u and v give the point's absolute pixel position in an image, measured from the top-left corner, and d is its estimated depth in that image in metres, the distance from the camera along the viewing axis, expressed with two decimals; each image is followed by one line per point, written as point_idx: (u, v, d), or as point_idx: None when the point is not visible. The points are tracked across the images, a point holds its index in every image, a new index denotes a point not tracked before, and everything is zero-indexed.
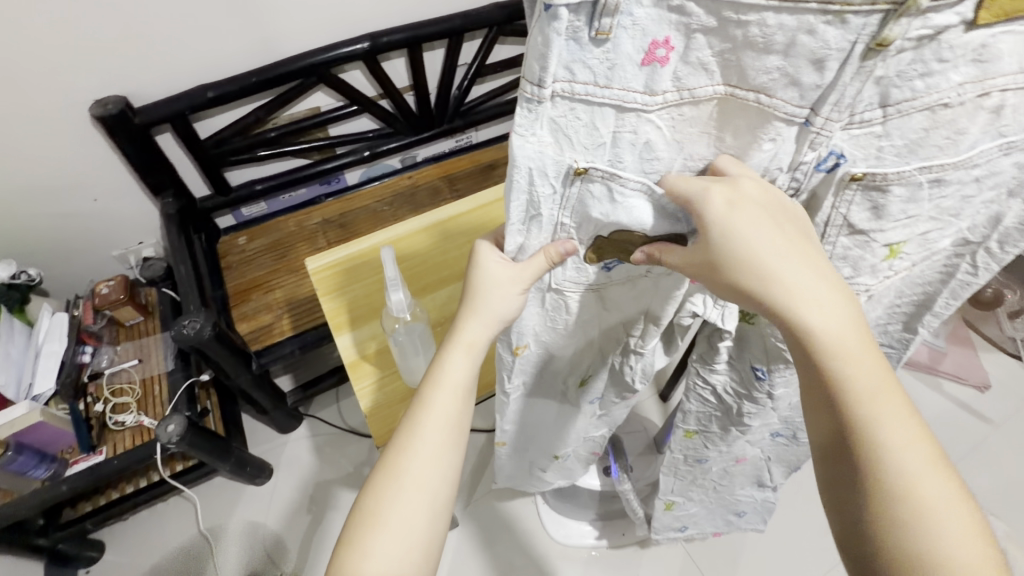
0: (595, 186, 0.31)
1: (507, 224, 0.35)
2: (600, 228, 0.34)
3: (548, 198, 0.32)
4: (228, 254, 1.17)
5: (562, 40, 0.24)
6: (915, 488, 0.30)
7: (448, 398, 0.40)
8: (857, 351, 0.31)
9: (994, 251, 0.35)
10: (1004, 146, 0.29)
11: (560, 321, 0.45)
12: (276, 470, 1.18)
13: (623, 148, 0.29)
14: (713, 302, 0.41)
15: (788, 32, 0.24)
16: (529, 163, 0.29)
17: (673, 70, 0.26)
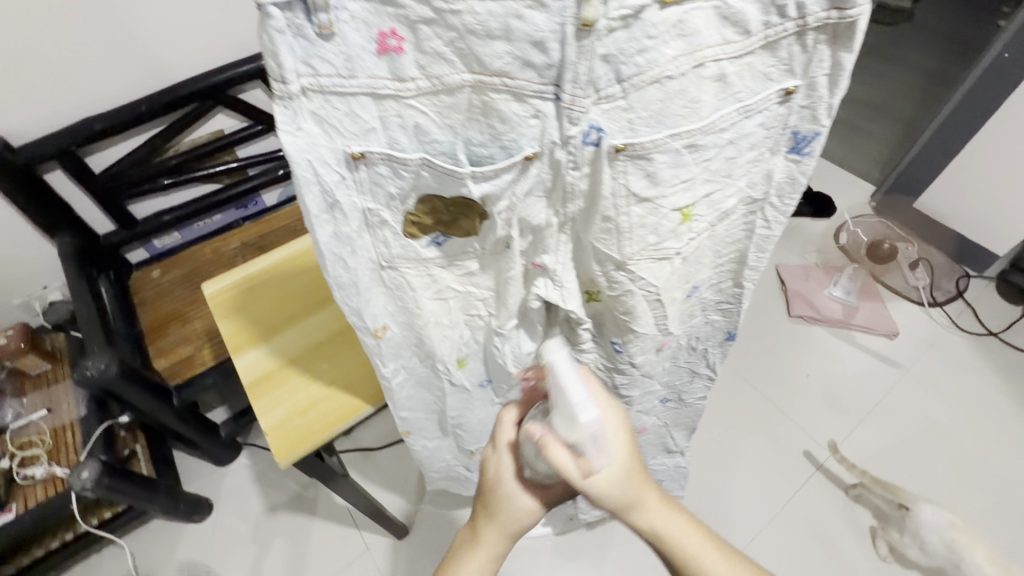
0: (381, 168, 0.29)
1: (311, 219, 0.31)
2: (405, 202, 0.32)
3: (339, 186, 0.30)
4: (141, 289, 1.13)
5: (285, 37, 0.24)
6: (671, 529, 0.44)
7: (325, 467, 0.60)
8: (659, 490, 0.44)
9: (777, 205, 0.38)
10: (744, 110, 0.30)
11: (407, 300, 0.41)
12: (215, 504, 1.14)
13: (396, 131, 0.28)
14: (554, 285, 0.41)
15: (499, 18, 0.24)
16: (304, 158, 0.28)
17: (413, 59, 0.26)
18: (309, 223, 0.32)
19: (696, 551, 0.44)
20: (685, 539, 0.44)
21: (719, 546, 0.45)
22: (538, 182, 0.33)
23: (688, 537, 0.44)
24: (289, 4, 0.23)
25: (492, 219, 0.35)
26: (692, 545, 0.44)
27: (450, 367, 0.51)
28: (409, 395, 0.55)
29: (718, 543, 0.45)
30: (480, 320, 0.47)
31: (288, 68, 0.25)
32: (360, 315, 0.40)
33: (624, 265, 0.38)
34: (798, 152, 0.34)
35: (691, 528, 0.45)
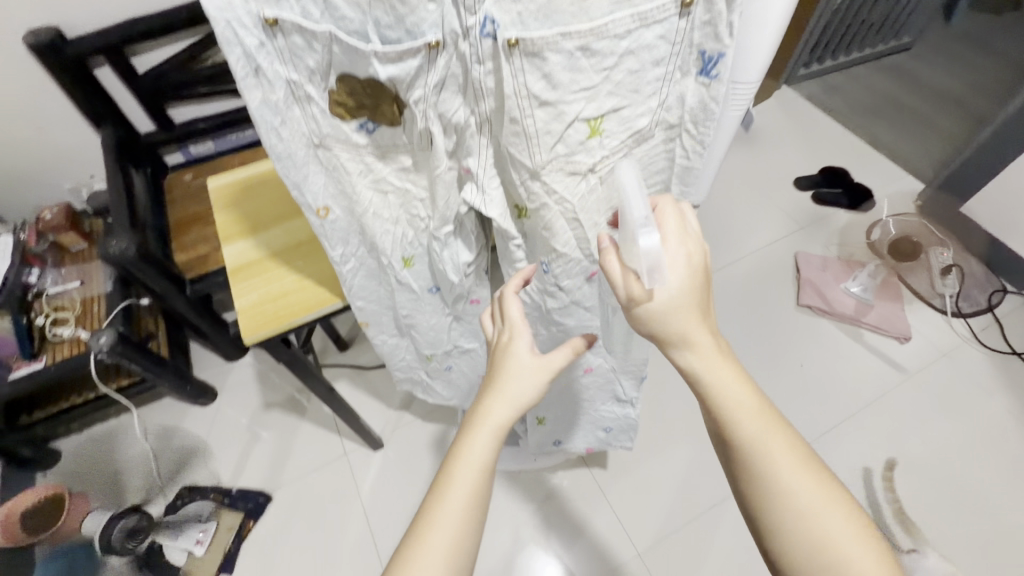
0: (295, 38, 0.33)
1: (237, 83, 0.35)
2: (324, 77, 0.35)
3: (259, 51, 0.33)
4: (173, 189, 1.23)
5: None
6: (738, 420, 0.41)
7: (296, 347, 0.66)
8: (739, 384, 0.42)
9: (693, 133, 0.39)
10: (639, 17, 0.31)
11: (344, 184, 0.45)
12: (219, 394, 1.25)
13: (307, 1, 0.31)
14: (479, 193, 0.43)
15: None
16: (221, 18, 0.31)
17: None
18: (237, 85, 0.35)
19: (736, 407, 0.41)
20: (729, 390, 0.42)
21: (764, 405, 0.42)
22: (449, 75, 0.35)
23: (736, 390, 0.41)
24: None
25: (408, 109, 0.38)
26: (737, 400, 0.41)
27: (395, 263, 0.55)
28: (363, 284, 0.60)
29: (762, 400, 0.42)
30: (421, 222, 0.50)
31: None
32: (301, 193, 0.44)
33: (537, 175, 0.40)
34: (706, 74, 0.35)
35: (738, 381, 0.42)
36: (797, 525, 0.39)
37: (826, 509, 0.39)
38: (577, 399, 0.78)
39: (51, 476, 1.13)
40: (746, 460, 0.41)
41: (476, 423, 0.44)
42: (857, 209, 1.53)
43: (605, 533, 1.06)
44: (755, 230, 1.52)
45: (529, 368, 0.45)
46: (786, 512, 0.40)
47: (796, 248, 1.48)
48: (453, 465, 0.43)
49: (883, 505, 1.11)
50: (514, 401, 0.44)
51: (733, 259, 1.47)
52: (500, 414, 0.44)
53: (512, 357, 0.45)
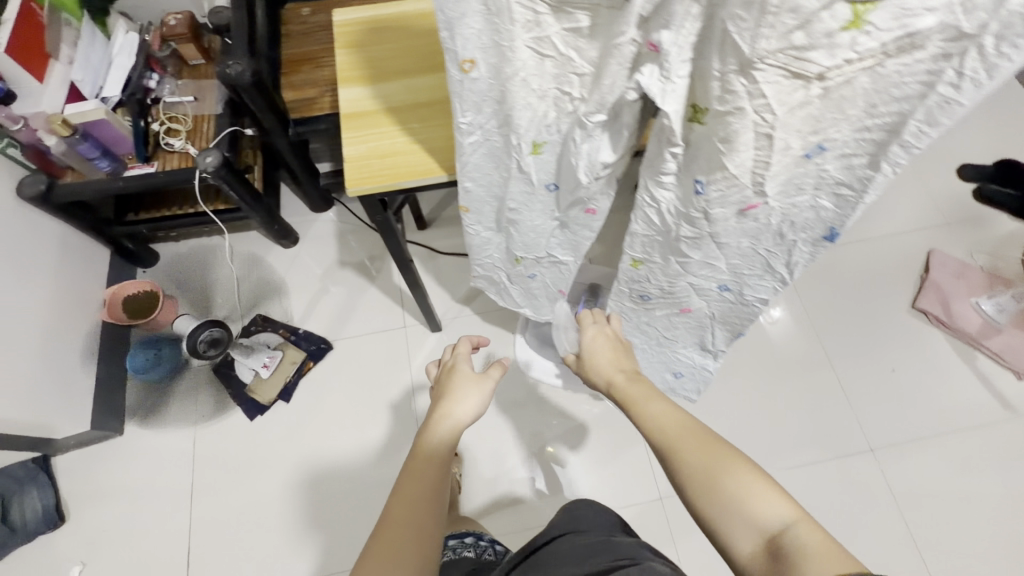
0: None
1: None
2: None
3: None
4: (290, 22, 1.17)
5: None
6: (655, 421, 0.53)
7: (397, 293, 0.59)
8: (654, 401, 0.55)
9: (987, 52, 0.28)
10: None
11: (503, 36, 0.38)
12: (300, 240, 1.29)
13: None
14: (660, 75, 0.36)
15: None
16: None
17: None
18: None
19: (647, 411, 0.54)
20: (639, 400, 0.56)
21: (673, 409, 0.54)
22: None
23: (645, 399, 0.56)
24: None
25: None
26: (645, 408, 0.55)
27: (524, 147, 0.49)
28: (479, 165, 0.55)
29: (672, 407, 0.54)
30: (569, 103, 0.44)
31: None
32: (451, 34, 0.39)
33: (749, 68, 0.32)
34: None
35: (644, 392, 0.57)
36: (706, 491, 0.46)
37: (727, 473, 0.46)
38: (659, 338, 0.74)
39: (150, 275, 1.25)
40: (658, 446, 0.51)
41: (437, 421, 0.60)
42: None
43: (633, 472, 1.07)
44: (892, 214, 1.32)
45: (474, 383, 0.64)
46: (693, 484, 0.47)
47: (932, 245, 1.29)
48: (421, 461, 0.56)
49: (930, 532, 1.05)
50: (466, 406, 0.62)
51: (856, 240, 1.30)
52: (458, 417, 0.60)
53: (460, 375, 0.65)
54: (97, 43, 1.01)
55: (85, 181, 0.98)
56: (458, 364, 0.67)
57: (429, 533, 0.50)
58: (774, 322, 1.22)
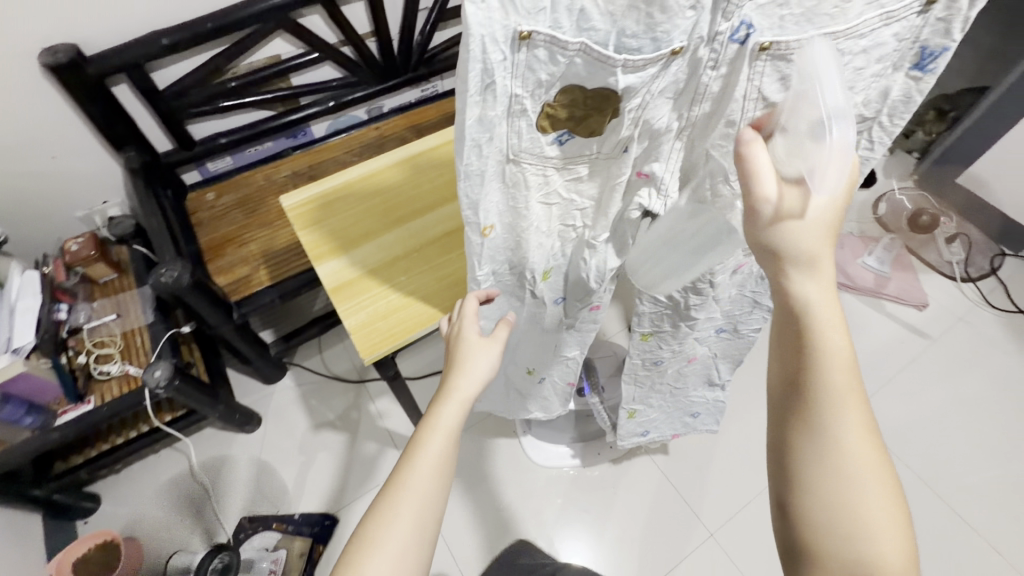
0: (540, 52, 0.32)
1: (464, 100, 0.33)
2: (549, 90, 0.35)
3: (500, 65, 0.32)
4: (198, 210, 1.15)
5: None
6: (839, 409, 0.36)
7: (454, 406, 0.51)
8: (851, 377, 0.37)
9: (886, 125, 0.40)
10: (885, 17, 0.32)
11: (519, 200, 0.44)
12: (264, 419, 1.21)
13: (562, 13, 0.30)
14: (657, 196, 0.44)
15: None
16: (481, 31, 0.30)
17: None
18: (459, 101, 0.34)
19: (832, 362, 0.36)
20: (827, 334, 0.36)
21: (858, 388, 0.37)
22: (673, 83, 0.35)
23: (831, 331, 0.36)
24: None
25: (618, 119, 0.37)
26: (831, 349, 0.36)
27: (534, 278, 0.55)
28: (490, 300, 0.59)
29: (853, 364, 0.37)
30: (573, 231, 0.51)
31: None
32: (475, 210, 0.43)
33: (734, 176, 0.40)
34: (920, 69, 0.35)
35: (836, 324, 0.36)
36: (841, 499, 0.35)
37: (875, 486, 0.35)
38: (674, 388, 0.80)
39: (98, 521, 1.09)
40: (819, 430, 0.36)
41: (445, 395, 0.52)
42: None
43: (679, 523, 1.07)
44: None
45: (481, 346, 0.55)
46: (841, 490, 0.35)
47: None
48: (426, 430, 0.50)
49: (931, 465, 1.16)
50: (476, 376, 0.53)
51: None
52: (466, 390, 0.52)
53: (466, 343, 0.55)
54: None
55: (6, 449, 0.86)
56: (466, 329, 0.55)
57: (427, 542, 0.46)
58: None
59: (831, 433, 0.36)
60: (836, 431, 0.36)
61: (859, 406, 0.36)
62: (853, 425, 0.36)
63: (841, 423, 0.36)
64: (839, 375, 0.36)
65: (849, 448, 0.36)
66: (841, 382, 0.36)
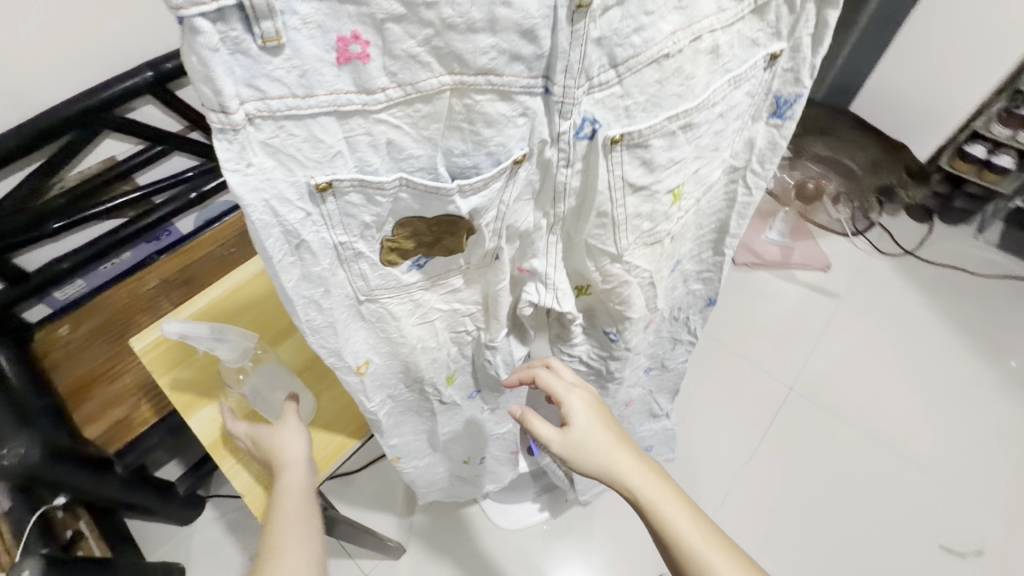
0: (352, 196, 0.25)
1: (274, 264, 0.26)
2: (382, 227, 0.28)
3: (304, 223, 0.25)
4: (49, 352, 0.89)
5: (221, 55, 0.18)
6: (676, 532, 0.41)
7: (293, 478, 0.47)
8: (662, 488, 0.42)
9: (758, 171, 0.37)
10: (733, 81, 0.28)
11: (391, 332, 0.37)
12: (189, 568, 1.04)
13: (365, 150, 0.24)
14: (546, 287, 0.39)
15: (482, 6, 0.20)
16: (261, 195, 0.23)
17: (381, 66, 0.21)
18: (268, 268, 0.27)
19: (677, 520, 0.41)
20: (657, 499, 0.42)
21: (676, 494, 0.43)
22: (527, 185, 0.30)
23: (612, 450, 0.43)
24: (220, 10, 0.17)
25: (479, 232, 0.31)
26: (652, 492, 0.42)
27: (439, 385, 0.48)
28: (398, 419, 0.51)
29: (682, 496, 0.43)
30: (467, 335, 0.44)
31: (229, 93, 0.19)
32: (340, 355, 0.36)
33: (620, 257, 0.36)
34: (779, 117, 0.33)
35: (663, 486, 0.42)
36: None
37: None
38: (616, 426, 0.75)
39: None
40: (674, 552, 0.41)
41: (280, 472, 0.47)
42: None
43: None
44: None
45: (287, 428, 0.49)
46: None
47: None
48: (275, 533, 0.45)
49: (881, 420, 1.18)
50: (295, 451, 0.48)
51: None
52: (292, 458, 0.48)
53: (268, 435, 0.49)
54: None
55: None
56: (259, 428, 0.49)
57: None
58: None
59: (690, 558, 0.40)
60: (682, 543, 0.40)
61: (683, 509, 0.42)
62: (692, 529, 0.41)
63: (683, 528, 0.41)
64: (659, 499, 0.42)
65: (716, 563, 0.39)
66: (655, 497, 0.42)
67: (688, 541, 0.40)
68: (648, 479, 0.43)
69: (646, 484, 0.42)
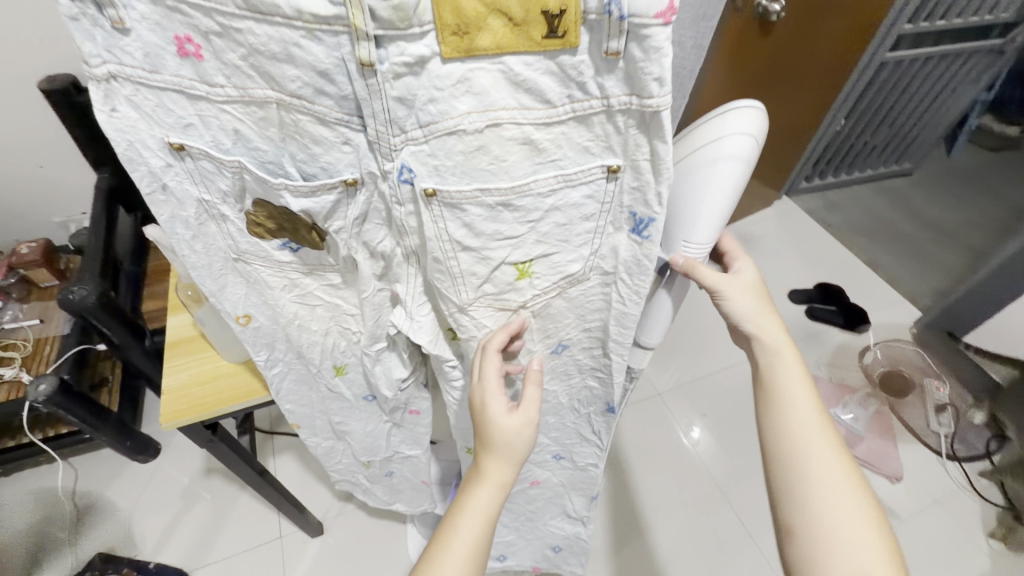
0: (204, 162, 0.33)
1: (145, 198, 0.35)
2: (241, 201, 0.36)
3: (165, 170, 0.34)
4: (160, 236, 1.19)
5: (80, 24, 0.26)
6: (786, 406, 0.45)
7: (484, 493, 0.41)
8: (798, 373, 0.46)
9: (628, 281, 0.40)
10: (565, 179, 0.32)
11: (267, 297, 0.45)
12: (163, 450, 1.17)
13: (218, 132, 0.32)
14: (408, 317, 0.41)
15: (279, 42, 0.26)
16: (123, 138, 0.32)
17: (215, 67, 0.29)
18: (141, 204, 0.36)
19: (797, 391, 0.45)
20: (788, 372, 0.46)
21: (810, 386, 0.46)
22: (372, 209, 0.34)
23: (767, 321, 0.47)
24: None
25: (329, 237, 0.37)
26: (788, 367, 0.46)
27: (326, 370, 0.53)
28: (292, 389, 0.58)
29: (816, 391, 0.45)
30: (352, 334, 0.49)
31: (89, 52, 0.28)
32: (219, 301, 0.44)
33: (465, 310, 0.38)
34: (638, 233, 0.36)
35: (800, 369, 0.46)
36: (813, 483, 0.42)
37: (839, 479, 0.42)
38: (523, 505, 0.71)
39: None
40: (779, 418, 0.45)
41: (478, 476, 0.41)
42: (851, 330, 1.40)
43: None
44: None
45: (511, 422, 0.41)
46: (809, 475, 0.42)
47: None
48: (451, 520, 0.40)
49: None
50: (518, 444, 0.41)
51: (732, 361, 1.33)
52: (497, 469, 0.41)
53: (492, 423, 0.41)
54: None
55: None
56: (488, 402, 0.41)
57: None
58: (688, 444, 1.16)
59: (790, 430, 0.44)
60: (792, 421, 0.44)
61: (809, 398, 0.45)
62: (806, 412, 0.44)
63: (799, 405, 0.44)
64: (789, 378, 0.45)
65: (812, 450, 0.43)
66: (787, 376, 0.46)
67: (795, 420, 0.44)
68: (789, 355, 0.46)
69: (777, 356, 0.46)
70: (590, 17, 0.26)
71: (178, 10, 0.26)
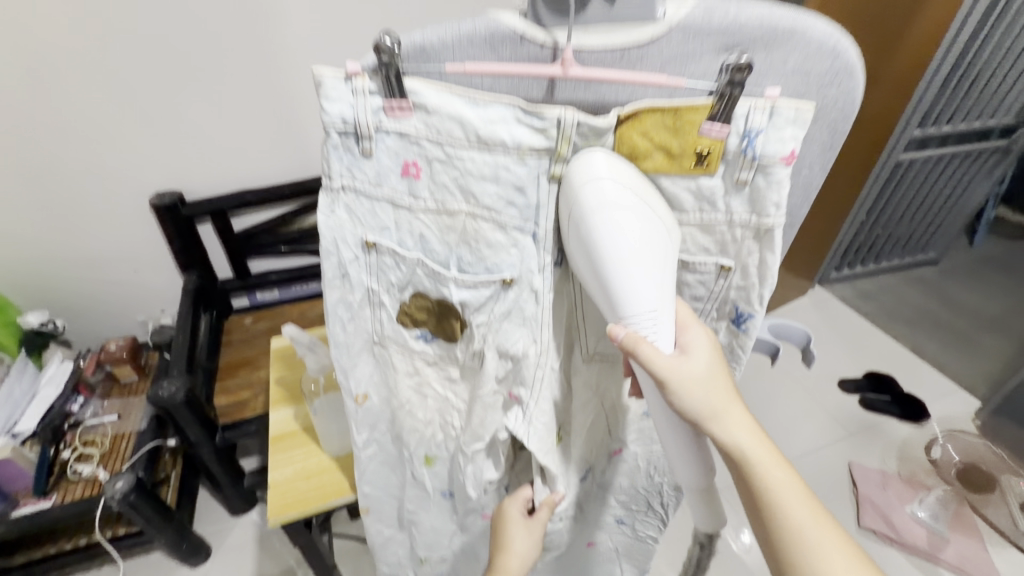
0: (386, 257, 0.42)
1: (326, 281, 0.43)
2: (404, 292, 0.45)
3: (352, 261, 0.43)
4: (232, 332, 1.25)
5: (339, 151, 0.37)
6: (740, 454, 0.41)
7: None
8: (730, 411, 0.41)
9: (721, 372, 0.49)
10: (684, 264, 0.43)
11: (390, 378, 0.51)
12: (215, 551, 1.14)
13: (406, 235, 0.42)
14: (523, 419, 0.47)
15: (491, 166, 0.37)
16: (331, 234, 0.41)
17: (425, 184, 0.39)
18: (322, 285, 0.43)
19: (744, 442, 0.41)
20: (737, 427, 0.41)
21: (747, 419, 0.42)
22: (516, 305, 0.42)
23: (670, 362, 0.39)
24: (346, 134, 0.36)
25: (469, 328, 0.45)
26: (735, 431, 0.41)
27: (417, 460, 0.57)
28: (375, 471, 0.61)
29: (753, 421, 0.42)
30: (452, 429, 0.54)
31: (336, 171, 0.38)
32: (348, 378, 0.50)
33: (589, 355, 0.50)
34: (738, 326, 0.46)
35: (741, 418, 0.42)
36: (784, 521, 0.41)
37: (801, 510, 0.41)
38: None
39: None
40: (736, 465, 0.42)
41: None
42: (913, 421, 1.36)
43: None
44: (805, 427, 1.35)
45: (525, 529, 0.56)
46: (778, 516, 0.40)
47: (848, 458, 1.29)
48: None
49: None
50: (522, 557, 0.55)
51: (792, 455, 1.29)
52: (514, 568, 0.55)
53: (511, 523, 0.56)
54: (26, 376, 1.02)
55: None
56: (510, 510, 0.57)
57: None
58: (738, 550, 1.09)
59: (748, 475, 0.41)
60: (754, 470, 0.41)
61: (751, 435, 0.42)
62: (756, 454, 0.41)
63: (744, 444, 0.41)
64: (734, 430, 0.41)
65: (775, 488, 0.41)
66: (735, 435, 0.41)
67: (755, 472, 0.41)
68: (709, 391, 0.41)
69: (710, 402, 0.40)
70: (729, 156, 0.36)
71: (416, 144, 0.37)
